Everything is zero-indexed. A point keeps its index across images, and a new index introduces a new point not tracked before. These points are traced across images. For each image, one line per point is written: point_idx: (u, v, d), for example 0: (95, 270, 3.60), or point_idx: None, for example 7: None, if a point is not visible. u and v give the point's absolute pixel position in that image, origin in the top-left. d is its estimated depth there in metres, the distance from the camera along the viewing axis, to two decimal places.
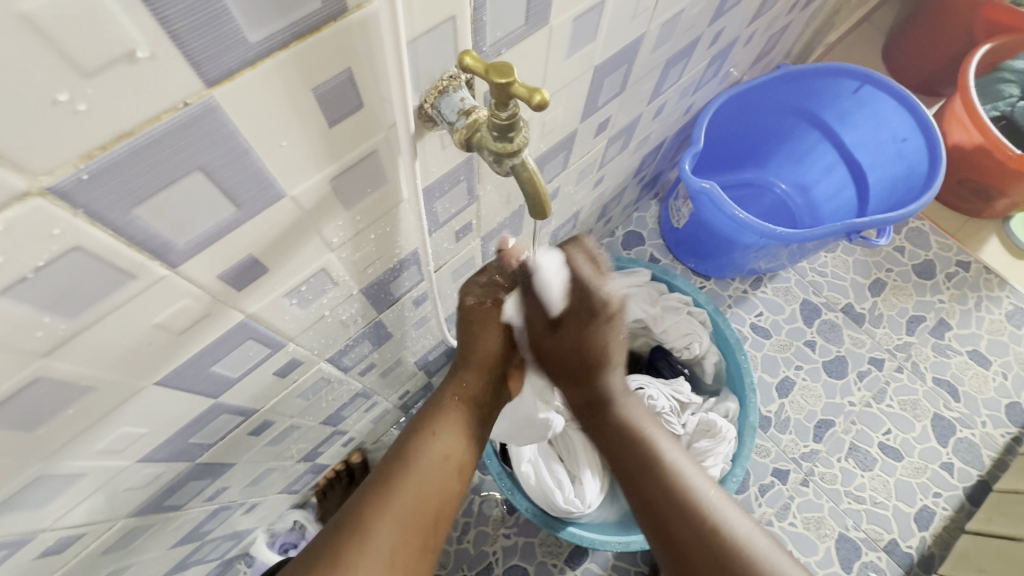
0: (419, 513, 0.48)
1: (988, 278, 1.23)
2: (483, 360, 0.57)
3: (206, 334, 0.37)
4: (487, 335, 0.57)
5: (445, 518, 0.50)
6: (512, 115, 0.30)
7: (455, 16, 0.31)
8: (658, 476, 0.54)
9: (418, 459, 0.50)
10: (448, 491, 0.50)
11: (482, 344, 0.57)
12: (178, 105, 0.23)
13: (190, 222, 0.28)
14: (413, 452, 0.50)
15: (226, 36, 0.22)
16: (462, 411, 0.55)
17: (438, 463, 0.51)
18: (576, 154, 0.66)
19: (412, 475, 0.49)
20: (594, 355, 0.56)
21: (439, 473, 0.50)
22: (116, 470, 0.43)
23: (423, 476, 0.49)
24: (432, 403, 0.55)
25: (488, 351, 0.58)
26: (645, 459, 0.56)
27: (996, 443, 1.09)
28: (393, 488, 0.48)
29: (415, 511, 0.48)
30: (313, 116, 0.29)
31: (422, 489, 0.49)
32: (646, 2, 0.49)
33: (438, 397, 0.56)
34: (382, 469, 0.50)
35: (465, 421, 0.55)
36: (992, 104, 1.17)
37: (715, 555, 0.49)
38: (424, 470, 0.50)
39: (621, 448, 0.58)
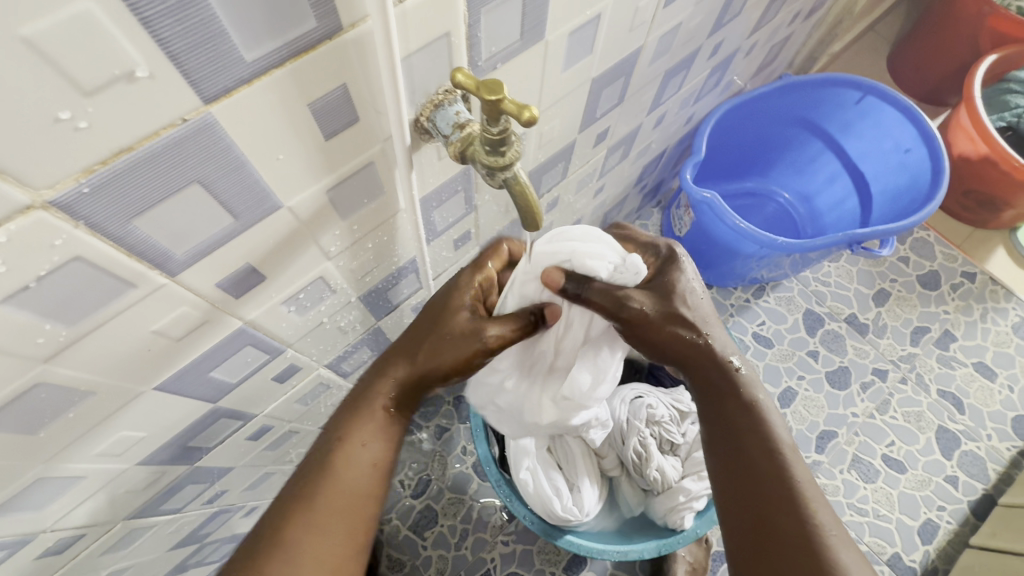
0: (338, 529, 0.46)
1: (993, 289, 1.22)
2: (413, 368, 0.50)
3: (205, 341, 0.38)
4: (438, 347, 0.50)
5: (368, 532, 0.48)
6: (504, 129, 0.31)
7: (450, 33, 0.32)
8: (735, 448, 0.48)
9: (340, 471, 0.47)
10: (366, 505, 0.48)
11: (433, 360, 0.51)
12: (177, 121, 0.24)
13: (189, 233, 0.29)
14: (335, 464, 0.47)
15: (223, 55, 0.23)
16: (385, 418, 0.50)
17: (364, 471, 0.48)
18: (575, 164, 0.66)
19: (335, 486, 0.46)
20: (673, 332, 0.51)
21: (361, 487, 0.47)
22: (115, 473, 0.44)
23: (343, 489, 0.47)
24: (355, 404, 0.50)
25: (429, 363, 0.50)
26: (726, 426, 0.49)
27: (1002, 456, 1.08)
28: (312, 501, 0.46)
29: (334, 529, 0.46)
30: (310, 130, 0.30)
31: (343, 503, 0.46)
32: (643, 16, 0.49)
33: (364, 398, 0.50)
34: (304, 477, 0.47)
35: (386, 429, 0.50)
36: (999, 114, 1.17)
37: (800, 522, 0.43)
38: (350, 479, 0.47)
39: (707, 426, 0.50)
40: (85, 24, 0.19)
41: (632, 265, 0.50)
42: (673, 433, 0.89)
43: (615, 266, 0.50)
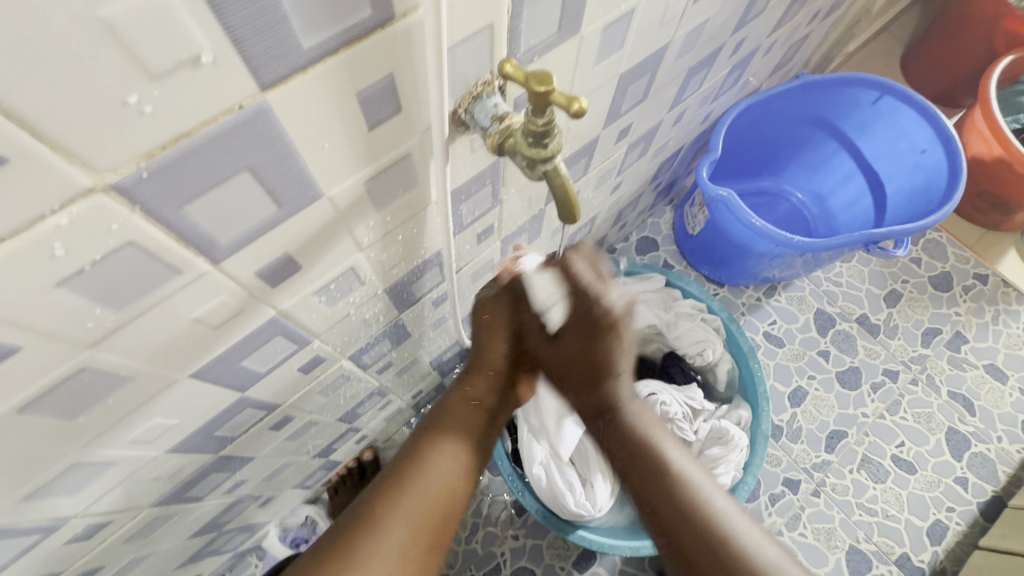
0: (441, 491, 0.52)
1: (1005, 291, 1.22)
2: (493, 370, 0.60)
3: (239, 329, 0.38)
4: (495, 344, 0.59)
5: (458, 508, 0.54)
6: (549, 121, 0.31)
7: (493, 24, 0.32)
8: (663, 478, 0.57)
9: (431, 457, 0.53)
10: (462, 479, 0.54)
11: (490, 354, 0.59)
12: (234, 107, 0.24)
13: (235, 220, 0.29)
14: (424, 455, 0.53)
15: (283, 41, 0.23)
16: (473, 412, 0.59)
17: (448, 464, 0.54)
18: (597, 160, 0.66)
19: (426, 473, 0.52)
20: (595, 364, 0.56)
21: (444, 479, 0.53)
22: (145, 460, 0.44)
23: (447, 458, 0.54)
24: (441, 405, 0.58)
25: (495, 358, 0.59)
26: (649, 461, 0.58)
27: (1012, 458, 1.08)
28: (422, 462, 0.53)
29: (436, 491, 0.52)
30: (355, 119, 0.30)
31: (430, 492, 0.51)
32: (673, 12, 0.49)
33: (447, 400, 0.59)
34: (397, 462, 0.53)
35: (473, 426, 0.58)
36: (1014, 116, 1.17)
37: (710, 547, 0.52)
38: (438, 468, 0.53)
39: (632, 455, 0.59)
40: (159, 8, 0.19)
41: (551, 316, 0.54)
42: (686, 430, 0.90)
43: (545, 301, 0.54)
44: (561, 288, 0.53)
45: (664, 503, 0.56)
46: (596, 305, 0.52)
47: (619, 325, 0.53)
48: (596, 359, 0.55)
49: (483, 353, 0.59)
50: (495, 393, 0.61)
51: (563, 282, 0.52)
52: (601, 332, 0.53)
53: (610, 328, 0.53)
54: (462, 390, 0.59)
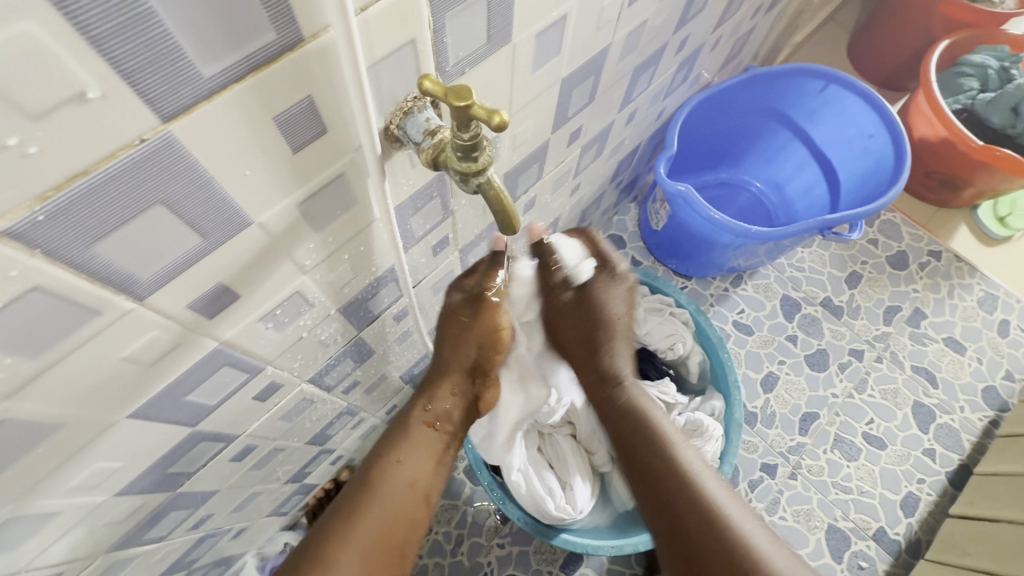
0: (397, 517, 0.54)
1: (958, 266, 1.26)
2: (452, 383, 0.62)
3: (179, 364, 0.37)
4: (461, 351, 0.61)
5: (415, 534, 0.55)
6: (475, 135, 0.30)
7: (415, 40, 0.32)
8: (663, 459, 0.64)
9: (386, 483, 0.54)
10: (419, 505, 0.56)
11: (455, 354, 0.61)
12: (135, 141, 0.23)
13: (155, 255, 0.28)
14: (377, 482, 0.54)
15: (180, 71, 0.22)
16: (430, 430, 0.60)
17: (404, 486, 0.55)
18: (550, 164, 0.66)
19: (380, 499, 0.54)
20: (602, 326, 0.68)
21: (398, 503, 0.54)
22: (93, 505, 0.42)
23: (402, 482, 0.55)
24: (399, 423, 0.60)
25: (463, 363, 0.62)
26: (650, 436, 0.66)
27: (975, 426, 1.11)
28: (377, 490, 0.54)
29: (390, 518, 0.53)
30: (276, 144, 0.29)
31: (383, 517, 0.53)
32: (609, 15, 0.50)
33: (405, 418, 0.60)
34: (352, 491, 0.54)
35: (432, 443, 0.59)
36: (954, 98, 1.21)
37: (710, 522, 0.58)
38: (391, 492, 0.54)
39: (632, 433, 0.67)
40: (30, 46, 0.18)
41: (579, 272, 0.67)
42: None
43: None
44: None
45: (670, 484, 0.61)
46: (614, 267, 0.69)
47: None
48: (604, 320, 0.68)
49: (449, 361, 0.61)
50: (455, 406, 0.62)
51: (585, 249, 0.69)
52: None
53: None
54: (421, 408, 0.60)
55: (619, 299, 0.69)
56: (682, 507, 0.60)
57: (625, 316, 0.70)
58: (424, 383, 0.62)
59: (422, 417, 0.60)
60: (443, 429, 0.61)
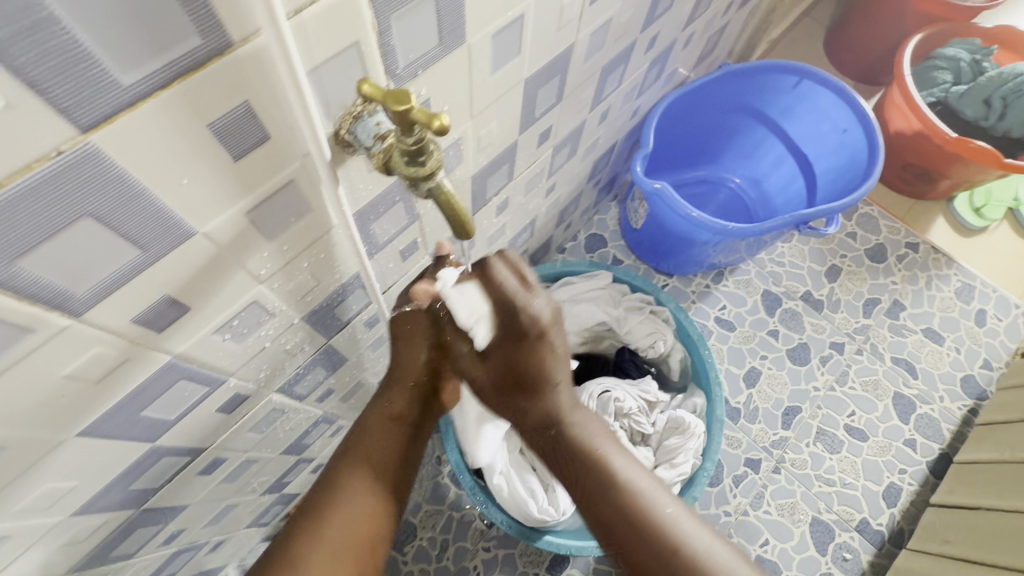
0: (353, 534, 0.54)
1: (936, 257, 1.27)
2: (407, 386, 0.58)
3: (129, 380, 0.36)
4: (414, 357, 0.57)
5: (376, 546, 0.56)
6: (419, 139, 0.30)
7: (359, 42, 0.31)
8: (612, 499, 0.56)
9: (337, 503, 0.54)
10: (376, 517, 0.56)
11: (408, 355, 0.57)
12: (51, 152, 0.22)
13: (88, 268, 0.27)
14: (326, 506, 0.54)
15: (95, 80, 0.21)
16: (385, 437, 0.58)
17: (358, 502, 0.55)
18: (520, 165, 0.66)
19: (333, 520, 0.53)
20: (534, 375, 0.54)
21: (353, 521, 0.54)
22: (47, 527, 0.41)
23: (355, 499, 0.55)
24: (355, 430, 0.58)
25: (417, 367, 0.58)
26: (597, 474, 0.57)
27: (954, 416, 1.12)
28: (326, 513, 0.54)
29: (346, 536, 0.54)
30: (214, 152, 0.28)
31: (338, 535, 0.53)
32: (570, 14, 0.49)
33: (361, 423, 0.58)
34: (304, 512, 0.54)
35: (391, 449, 0.58)
36: (928, 91, 1.22)
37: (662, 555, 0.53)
38: (344, 512, 0.54)
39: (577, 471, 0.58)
40: None
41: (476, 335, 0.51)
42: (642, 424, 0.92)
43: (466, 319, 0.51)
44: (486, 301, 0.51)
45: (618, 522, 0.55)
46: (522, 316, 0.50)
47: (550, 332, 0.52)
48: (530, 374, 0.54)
49: (404, 362, 0.57)
50: (414, 406, 0.60)
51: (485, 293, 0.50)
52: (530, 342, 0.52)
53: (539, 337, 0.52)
54: (373, 415, 0.58)
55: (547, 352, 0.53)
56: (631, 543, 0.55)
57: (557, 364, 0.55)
58: (379, 383, 0.59)
59: (378, 424, 0.58)
60: (403, 431, 0.59)
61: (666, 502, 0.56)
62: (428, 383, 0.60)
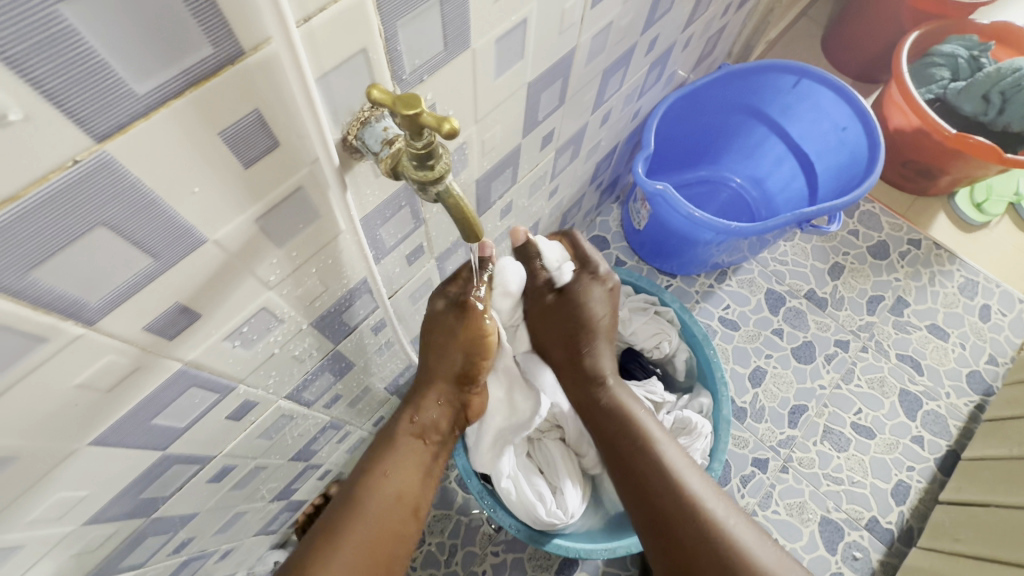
0: (385, 531, 0.55)
1: (938, 253, 1.27)
2: (439, 394, 0.62)
3: (139, 388, 0.36)
4: (445, 362, 0.61)
5: (403, 548, 0.57)
6: (428, 143, 0.30)
7: (366, 48, 0.31)
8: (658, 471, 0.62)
9: (374, 497, 0.56)
10: (407, 518, 0.58)
11: (441, 360, 0.61)
12: (67, 163, 0.22)
13: (101, 277, 0.27)
14: (366, 497, 0.56)
15: (110, 90, 0.22)
16: (417, 441, 0.61)
17: (391, 500, 0.57)
18: (524, 168, 0.66)
19: (368, 514, 0.55)
20: None
21: (388, 517, 0.56)
22: (59, 537, 0.41)
23: (390, 495, 0.57)
24: (391, 431, 0.61)
25: (446, 370, 0.61)
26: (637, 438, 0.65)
27: (961, 412, 1.12)
28: (359, 508, 0.55)
29: (379, 532, 0.55)
30: (224, 159, 0.28)
31: (372, 531, 0.55)
32: (572, 17, 0.49)
33: (396, 425, 0.61)
34: (344, 502, 0.56)
35: (419, 454, 0.61)
36: (927, 87, 1.22)
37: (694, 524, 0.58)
38: (379, 507, 0.56)
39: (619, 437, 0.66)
40: None
41: None
42: None
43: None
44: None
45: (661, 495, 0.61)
46: None
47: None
48: None
49: (435, 369, 0.61)
50: (442, 419, 0.63)
51: None
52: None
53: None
54: (406, 420, 0.61)
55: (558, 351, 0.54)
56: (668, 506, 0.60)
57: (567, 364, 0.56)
58: (413, 390, 0.63)
59: (409, 428, 0.61)
60: (433, 438, 0.62)
61: (695, 479, 0.61)
62: (458, 394, 0.63)
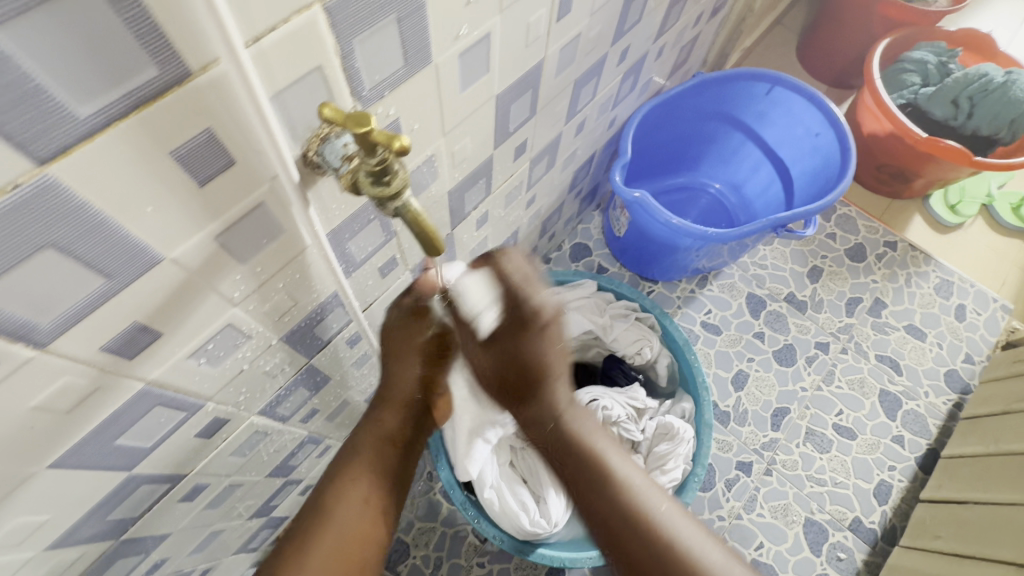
0: (351, 543, 0.54)
1: (914, 254, 1.29)
2: (401, 403, 0.59)
3: (100, 409, 0.36)
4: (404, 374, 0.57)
5: (370, 559, 0.55)
6: (383, 159, 0.31)
7: (322, 66, 0.31)
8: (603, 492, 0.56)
9: (337, 512, 0.54)
10: (375, 527, 0.56)
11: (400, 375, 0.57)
12: (7, 186, 0.22)
13: (51, 299, 0.27)
14: (329, 510, 0.54)
15: (50, 113, 0.22)
16: (380, 454, 0.58)
17: (355, 512, 0.55)
18: (498, 178, 0.67)
19: (332, 528, 0.54)
20: (532, 367, 0.55)
21: (352, 531, 0.54)
22: (20, 563, 0.40)
23: (354, 507, 0.55)
24: (352, 443, 0.58)
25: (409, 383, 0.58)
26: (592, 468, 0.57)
27: (940, 410, 1.14)
28: (323, 522, 0.54)
29: (344, 546, 0.54)
30: (178, 178, 0.28)
31: (337, 545, 0.53)
32: (537, 31, 0.50)
33: (357, 436, 0.59)
34: (307, 517, 0.54)
35: (381, 466, 0.58)
36: (898, 93, 1.25)
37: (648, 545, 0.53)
38: (344, 520, 0.54)
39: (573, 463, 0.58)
40: None
41: (482, 323, 0.51)
42: (632, 431, 0.92)
43: (473, 307, 0.50)
44: (494, 290, 0.51)
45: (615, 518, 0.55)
46: (526, 304, 0.51)
47: (551, 325, 0.54)
48: (528, 361, 0.54)
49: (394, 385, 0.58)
50: (406, 427, 0.61)
51: (495, 283, 0.51)
52: (532, 334, 0.53)
53: (542, 328, 0.53)
54: (368, 433, 0.58)
55: (549, 342, 0.54)
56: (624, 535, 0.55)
57: (555, 356, 0.56)
58: (373, 401, 0.60)
59: (370, 439, 0.58)
60: (395, 445, 0.60)
61: (660, 500, 0.56)
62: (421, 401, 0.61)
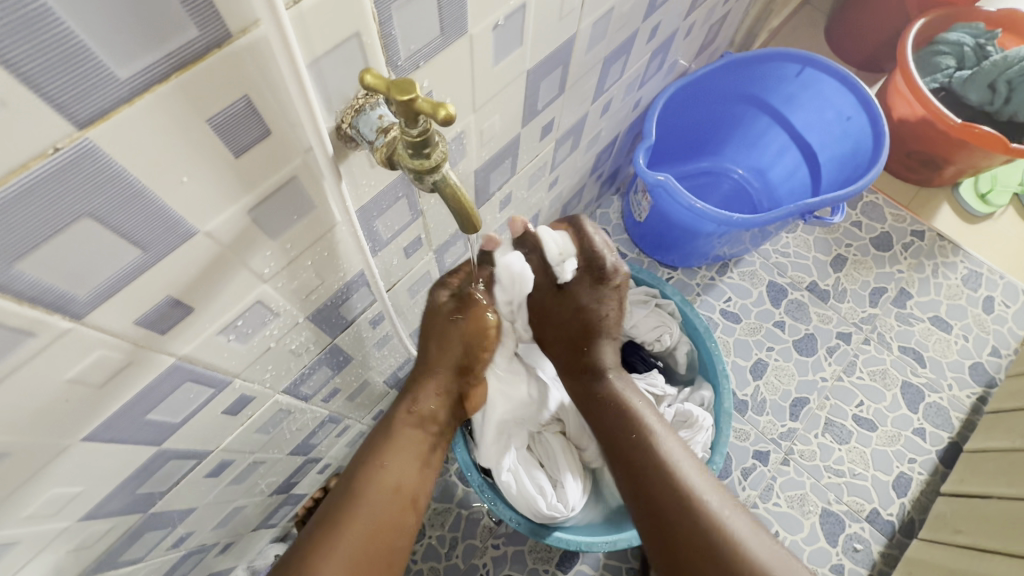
0: (383, 519, 0.60)
1: (942, 244, 1.26)
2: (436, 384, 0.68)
3: (132, 384, 0.35)
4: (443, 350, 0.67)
5: (403, 537, 0.61)
6: (425, 130, 0.30)
7: (360, 33, 0.30)
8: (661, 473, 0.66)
9: (370, 485, 0.60)
10: (405, 506, 0.62)
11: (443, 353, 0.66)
12: (48, 150, 0.21)
13: (87, 271, 0.27)
14: (361, 485, 0.60)
15: (91, 75, 0.21)
16: (416, 432, 0.66)
17: (390, 489, 0.61)
18: (523, 159, 0.65)
19: (367, 499, 0.59)
20: None
21: (385, 508, 0.60)
22: (55, 533, 0.41)
23: (388, 487, 0.61)
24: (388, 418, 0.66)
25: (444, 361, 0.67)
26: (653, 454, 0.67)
27: (964, 403, 1.12)
28: (360, 492, 0.60)
29: (375, 518, 0.59)
30: (214, 148, 0.28)
31: (368, 520, 0.58)
32: (572, 3, 0.48)
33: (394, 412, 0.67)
34: (342, 488, 0.61)
35: (416, 446, 0.66)
36: (931, 76, 1.20)
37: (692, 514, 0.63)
38: (378, 493, 0.60)
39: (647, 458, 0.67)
40: None
41: None
42: None
43: None
44: None
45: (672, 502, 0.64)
46: None
47: None
48: None
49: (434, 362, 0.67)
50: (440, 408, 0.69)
51: None
52: None
53: None
54: (405, 411, 0.66)
55: None
56: (675, 508, 0.64)
57: None
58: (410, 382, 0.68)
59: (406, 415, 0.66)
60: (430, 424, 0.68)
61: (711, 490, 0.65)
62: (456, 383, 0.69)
